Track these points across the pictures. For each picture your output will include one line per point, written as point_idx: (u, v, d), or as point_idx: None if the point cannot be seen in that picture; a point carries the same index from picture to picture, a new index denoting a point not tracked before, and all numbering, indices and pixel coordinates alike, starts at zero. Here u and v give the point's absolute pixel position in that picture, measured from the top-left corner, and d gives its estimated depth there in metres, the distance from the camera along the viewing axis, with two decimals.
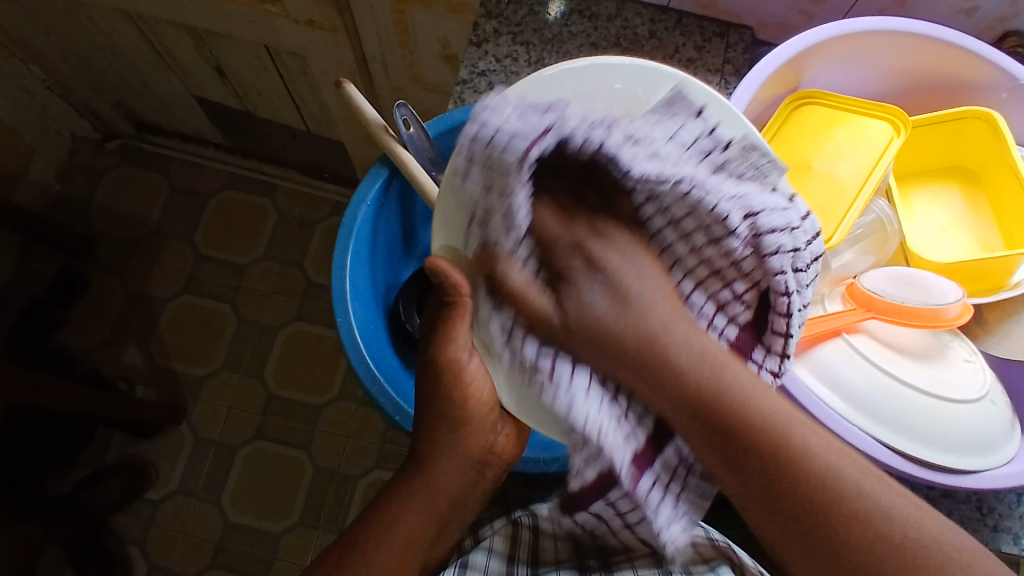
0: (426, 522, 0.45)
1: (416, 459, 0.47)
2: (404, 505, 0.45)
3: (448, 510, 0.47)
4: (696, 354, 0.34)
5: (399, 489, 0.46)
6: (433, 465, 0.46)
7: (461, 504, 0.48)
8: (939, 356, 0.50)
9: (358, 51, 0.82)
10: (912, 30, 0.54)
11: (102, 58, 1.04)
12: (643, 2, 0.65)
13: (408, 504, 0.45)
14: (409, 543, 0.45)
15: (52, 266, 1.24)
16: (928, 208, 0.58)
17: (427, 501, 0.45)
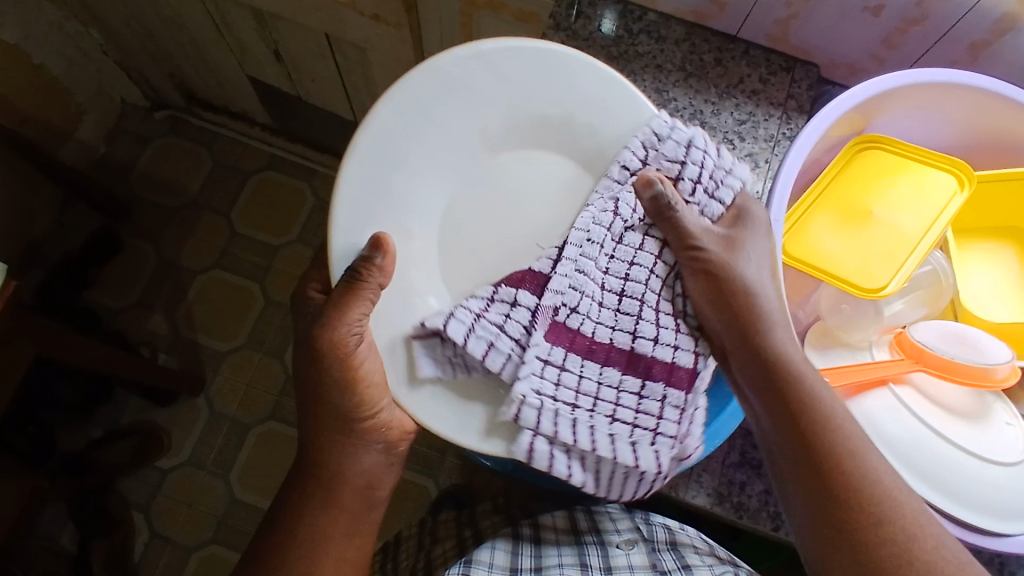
0: (326, 512, 0.50)
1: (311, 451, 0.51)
2: (307, 502, 0.50)
3: (353, 499, 0.51)
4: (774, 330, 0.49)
5: (301, 478, 0.51)
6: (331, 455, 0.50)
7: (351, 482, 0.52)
8: (980, 417, 0.49)
9: (419, 47, 0.83)
10: (987, 86, 0.53)
11: (164, 29, 1.05)
12: (712, 28, 0.65)
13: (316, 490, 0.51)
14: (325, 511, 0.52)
15: (89, 224, 1.26)
16: (982, 265, 0.57)
17: (319, 491, 0.50)
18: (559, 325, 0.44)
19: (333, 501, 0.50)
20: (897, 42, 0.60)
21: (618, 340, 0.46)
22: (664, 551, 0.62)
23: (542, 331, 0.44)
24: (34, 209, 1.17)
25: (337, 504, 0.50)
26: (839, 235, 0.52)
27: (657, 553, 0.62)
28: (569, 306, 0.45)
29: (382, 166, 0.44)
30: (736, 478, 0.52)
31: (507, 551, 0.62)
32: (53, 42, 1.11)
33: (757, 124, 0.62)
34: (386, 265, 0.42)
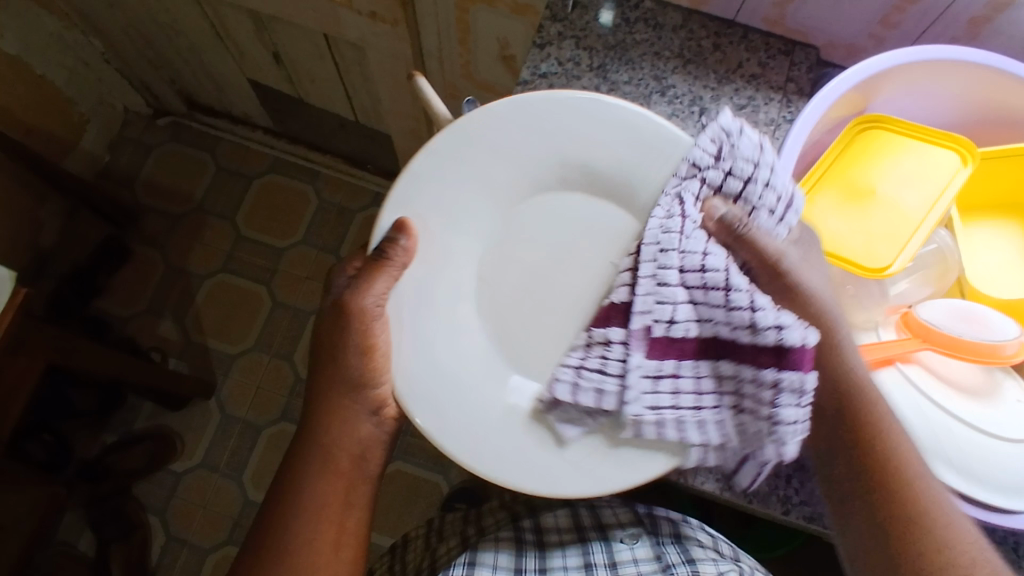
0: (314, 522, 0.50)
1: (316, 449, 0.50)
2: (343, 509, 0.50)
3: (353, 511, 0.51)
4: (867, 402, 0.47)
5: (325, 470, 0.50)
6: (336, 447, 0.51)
7: (375, 452, 0.52)
8: (990, 394, 0.49)
9: (416, 44, 0.83)
10: (989, 63, 0.52)
11: (163, 36, 1.06)
12: (708, 14, 0.64)
13: (337, 477, 0.50)
14: (321, 500, 0.50)
15: (96, 233, 1.27)
16: (989, 242, 0.56)
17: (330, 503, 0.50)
18: (656, 338, 0.42)
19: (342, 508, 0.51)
20: (896, 20, 0.59)
21: (709, 332, 0.42)
22: (668, 541, 0.62)
23: (640, 352, 0.41)
24: (41, 218, 1.19)
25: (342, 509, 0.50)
26: (841, 216, 0.52)
27: (660, 543, 0.62)
28: (664, 322, 0.42)
29: (418, 302, 0.45)
30: (783, 472, 0.51)
31: (512, 553, 0.61)
32: (54, 54, 1.12)
33: (757, 108, 0.62)
34: (410, 247, 0.44)
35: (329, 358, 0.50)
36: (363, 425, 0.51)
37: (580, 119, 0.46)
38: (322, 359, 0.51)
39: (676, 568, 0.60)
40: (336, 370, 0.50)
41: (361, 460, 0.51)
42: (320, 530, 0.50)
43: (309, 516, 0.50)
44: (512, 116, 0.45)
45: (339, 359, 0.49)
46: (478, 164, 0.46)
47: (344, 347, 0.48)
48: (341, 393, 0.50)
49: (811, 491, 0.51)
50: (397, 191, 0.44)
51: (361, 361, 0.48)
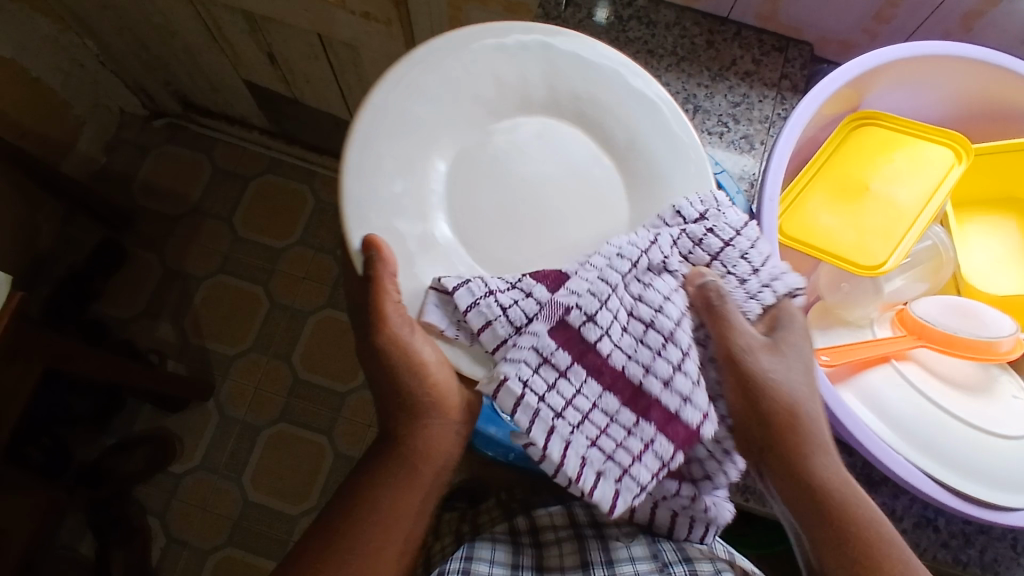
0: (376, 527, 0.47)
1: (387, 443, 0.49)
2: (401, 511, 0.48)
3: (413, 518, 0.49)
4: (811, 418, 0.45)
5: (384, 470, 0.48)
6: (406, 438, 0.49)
7: (446, 469, 0.50)
8: (986, 390, 0.49)
9: (410, 44, 0.82)
10: (983, 58, 0.52)
11: (157, 38, 1.06)
12: (701, 10, 0.64)
13: (405, 484, 0.48)
14: (393, 510, 0.47)
15: (93, 236, 1.27)
16: (983, 238, 0.56)
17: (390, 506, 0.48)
18: (569, 327, 0.41)
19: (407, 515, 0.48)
20: (889, 15, 0.59)
21: (626, 369, 0.41)
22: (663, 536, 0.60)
23: (544, 324, 0.41)
24: (38, 222, 1.18)
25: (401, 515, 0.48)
26: (835, 212, 0.52)
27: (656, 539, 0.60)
28: (586, 313, 0.41)
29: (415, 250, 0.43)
30: None
31: (509, 551, 0.62)
32: (49, 56, 1.11)
33: (750, 105, 0.62)
34: (387, 259, 0.41)
35: (388, 380, 0.48)
36: (438, 433, 0.49)
37: (496, 54, 0.47)
38: (387, 389, 0.49)
39: (674, 568, 0.57)
40: (401, 393, 0.48)
41: (440, 475, 0.49)
42: (390, 541, 0.47)
43: (385, 523, 0.47)
44: (423, 64, 0.45)
45: (401, 382, 0.47)
46: (417, 111, 0.44)
47: (398, 369, 0.46)
48: (413, 413, 0.48)
49: None
50: (352, 159, 0.42)
51: (419, 378, 0.47)
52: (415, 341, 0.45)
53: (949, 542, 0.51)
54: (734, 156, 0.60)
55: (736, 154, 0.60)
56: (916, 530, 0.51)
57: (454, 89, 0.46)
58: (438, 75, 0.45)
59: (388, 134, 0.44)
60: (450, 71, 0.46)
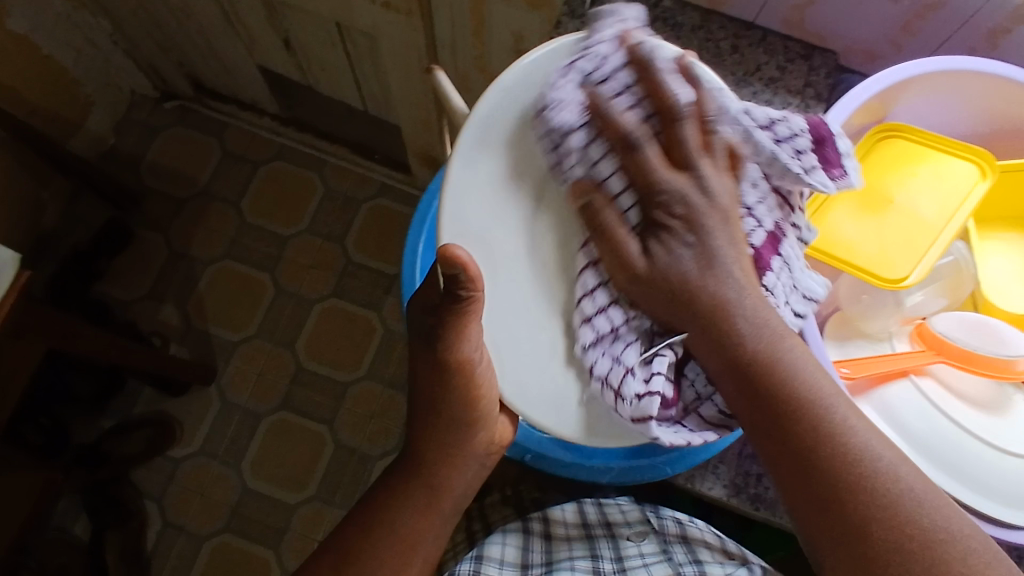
0: (392, 550, 0.47)
1: (415, 461, 0.49)
2: (421, 536, 0.48)
3: (429, 546, 0.49)
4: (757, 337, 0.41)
5: (401, 488, 0.49)
6: (431, 464, 0.49)
7: (466, 496, 0.50)
8: (1003, 407, 0.48)
9: (430, 36, 0.82)
10: (1014, 75, 0.52)
11: (172, 19, 1.05)
12: (727, 15, 0.64)
13: (427, 513, 0.48)
14: (410, 539, 0.48)
15: (100, 216, 1.26)
16: (1003, 254, 0.56)
17: (406, 533, 0.48)
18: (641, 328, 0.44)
19: (425, 541, 0.49)
20: (917, 28, 0.59)
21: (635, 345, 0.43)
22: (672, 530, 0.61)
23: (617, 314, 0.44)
24: (44, 200, 1.18)
25: (421, 542, 0.48)
26: (859, 224, 0.52)
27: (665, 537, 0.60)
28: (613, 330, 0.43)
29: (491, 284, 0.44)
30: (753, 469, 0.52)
31: (519, 546, 0.62)
32: (62, 33, 1.11)
33: (774, 112, 0.61)
34: (470, 277, 0.39)
35: (429, 405, 0.48)
36: (471, 467, 0.49)
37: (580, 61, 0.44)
38: (423, 412, 0.49)
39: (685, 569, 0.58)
40: (439, 421, 0.48)
41: (460, 502, 0.50)
42: (407, 568, 0.48)
43: (397, 552, 0.48)
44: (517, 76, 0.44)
45: (443, 411, 0.48)
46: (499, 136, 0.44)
47: (450, 401, 0.47)
48: (445, 440, 0.48)
49: None
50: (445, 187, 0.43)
51: (466, 411, 0.47)
52: (478, 374, 0.45)
53: None
54: None
55: None
56: None
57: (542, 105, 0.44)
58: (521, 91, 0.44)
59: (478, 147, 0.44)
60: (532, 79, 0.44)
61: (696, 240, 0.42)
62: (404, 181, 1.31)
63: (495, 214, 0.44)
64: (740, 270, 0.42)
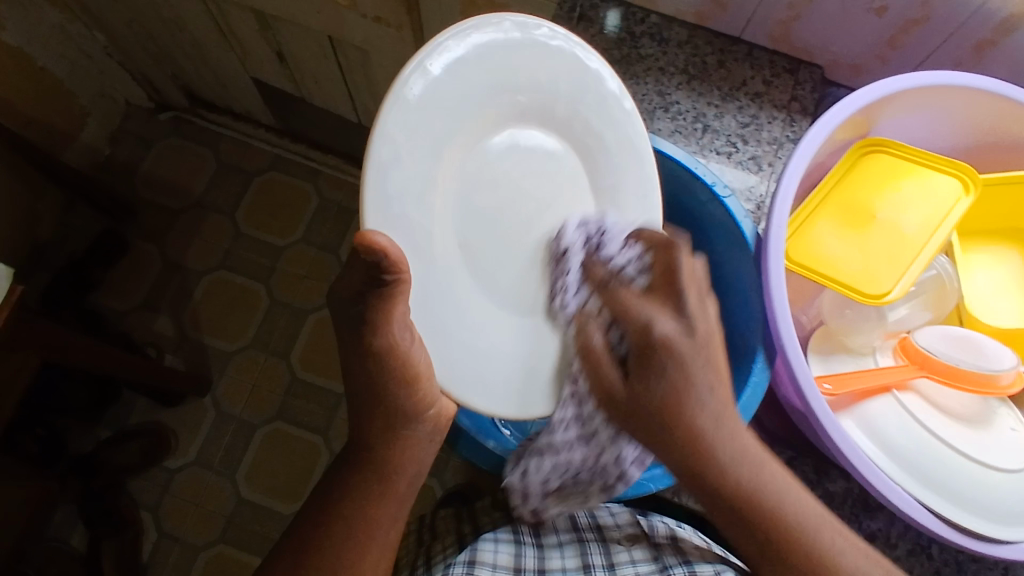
0: (352, 539, 0.47)
1: (366, 444, 0.49)
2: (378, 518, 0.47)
3: (389, 531, 0.48)
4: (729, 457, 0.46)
5: (356, 473, 0.48)
6: (384, 448, 0.48)
7: (415, 476, 0.50)
8: (985, 422, 0.49)
9: (420, 50, 0.82)
10: (995, 90, 0.52)
11: (166, 32, 1.06)
12: (713, 30, 0.64)
13: (383, 497, 0.48)
14: (370, 521, 0.47)
15: (96, 226, 1.26)
16: (987, 268, 0.56)
17: (364, 519, 0.47)
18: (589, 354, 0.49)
19: (383, 528, 0.48)
20: (901, 42, 0.59)
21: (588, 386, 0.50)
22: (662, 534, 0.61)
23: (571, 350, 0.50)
24: (39, 211, 1.18)
25: (379, 526, 0.47)
26: (842, 239, 0.52)
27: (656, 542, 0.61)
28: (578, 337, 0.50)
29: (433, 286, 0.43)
30: None
31: (511, 552, 0.60)
32: (56, 45, 1.11)
33: (760, 126, 0.62)
34: (396, 260, 0.37)
35: (378, 390, 0.47)
36: (422, 447, 0.50)
37: (526, 52, 0.46)
38: (362, 402, 0.48)
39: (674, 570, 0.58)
40: (382, 406, 0.48)
41: (412, 483, 0.50)
42: (368, 553, 0.47)
43: (357, 539, 0.47)
44: (473, 55, 0.43)
45: (387, 396, 0.47)
46: (445, 114, 0.42)
47: (386, 385, 0.46)
48: (388, 420, 0.48)
49: None
50: (375, 158, 0.38)
51: (405, 391, 0.47)
52: (413, 351, 0.45)
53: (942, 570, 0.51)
54: (741, 176, 0.61)
55: (743, 174, 0.61)
56: (908, 558, 0.51)
57: (484, 87, 0.44)
58: (475, 70, 0.43)
59: (420, 119, 0.40)
60: (487, 63, 0.44)
61: (679, 359, 0.46)
62: None
63: (429, 192, 0.42)
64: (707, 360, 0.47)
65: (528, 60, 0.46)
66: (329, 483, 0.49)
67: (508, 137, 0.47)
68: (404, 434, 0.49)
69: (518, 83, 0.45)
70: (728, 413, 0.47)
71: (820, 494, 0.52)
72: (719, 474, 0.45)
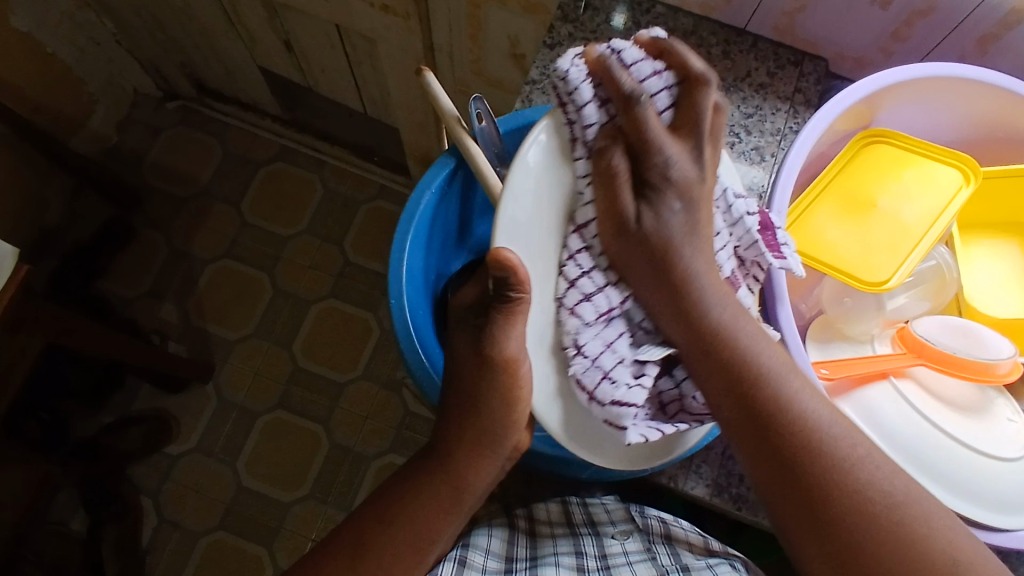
0: (401, 550, 0.46)
1: (443, 452, 0.48)
2: (434, 525, 0.46)
3: (441, 543, 0.47)
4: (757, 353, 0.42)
5: (420, 475, 0.47)
6: (456, 461, 0.47)
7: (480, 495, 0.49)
8: (981, 411, 0.49)
9: (427, 39, 0.83)
10: (997, 82, 0.52)
11: (175, 19, 1.06)
12: (719, 21, 0.65)
13: (445, 509, 0.47)
14: (427, 535, 0.46)
15: (103, 213, 1.27)
16: (987, 260, 0.56)
17: (413, 530, 0.46)
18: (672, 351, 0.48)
19: (434, 543, 0.47)
20: (905, 35, 0.59)
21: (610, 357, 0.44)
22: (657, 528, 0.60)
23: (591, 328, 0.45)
24: (46, 196, 1.19)
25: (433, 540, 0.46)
26: (842, 228, 0.52)
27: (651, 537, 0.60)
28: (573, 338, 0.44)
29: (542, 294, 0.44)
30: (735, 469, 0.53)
31: (505, 540, 0.61)
32: (66, 31, 1.13)
33: (763, 117, 0.62)
34: (521, 276, 0.40)
35: (470, 402, 0.47)
36: (490, 469, 0.48)
37: None
38: (456, 407, 0.48)
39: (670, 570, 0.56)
40: (475, 420, 0.47)
41: (476, 500, 0.48)
42: (419, 563, 0.46)
43: (401, 549, 0.46)
44: None
45: (483, 407, 0.46)
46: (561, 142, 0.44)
47: (488, 398, 0.45)
48: (477, 439, 0.47)
49: None
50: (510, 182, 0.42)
51: (505, 414, 0.46)
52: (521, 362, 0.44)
53: None
54: (744, 167, 0.61)
55: (746, 166, 0.61)
56: None
57: None
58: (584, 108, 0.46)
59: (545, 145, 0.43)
60: None
61: (682, 263, 0.45)
62: (404, 184, 1.32)
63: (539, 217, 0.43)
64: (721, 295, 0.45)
65: None
66: (391, 487, 0.48)
67: None
68: (479, 454, 0.47)
69: None
70: (746, 317, 0.44)
71: None
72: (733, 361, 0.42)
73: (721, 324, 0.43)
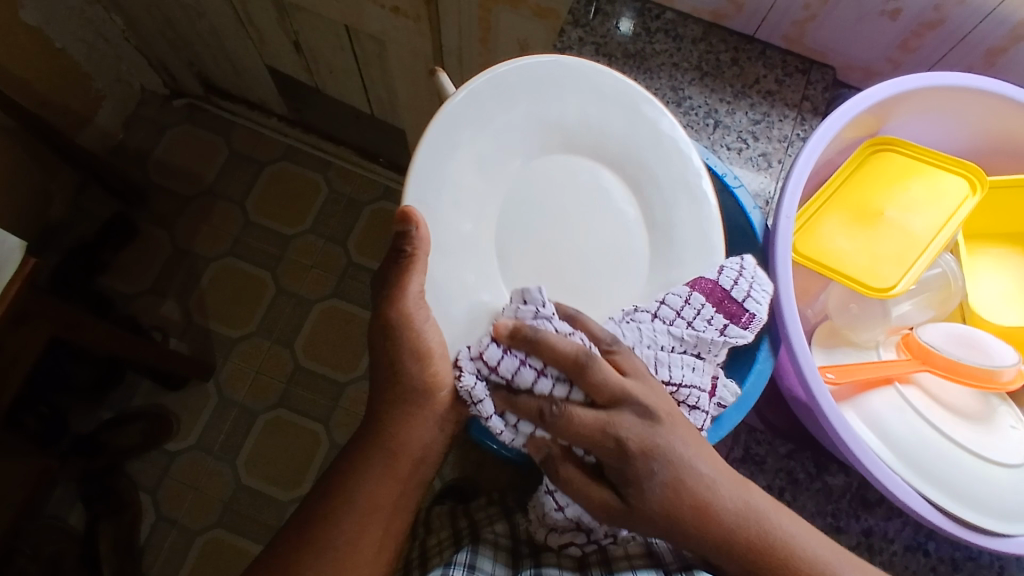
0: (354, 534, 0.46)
1: (376, 420, 0.47)
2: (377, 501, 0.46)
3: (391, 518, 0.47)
4: (737, 509, 0.41)
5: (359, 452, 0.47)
6: (392, 425, 0.46)
7: (425, 455, 0.48)
8: (984, 418, 0.49)
9: (436, 42, 0.83)
10: (1005, 93, 0.53)
11: (184, 17, 1.07)
12: (728, 29, 0.65)
13: (387, 479, 0.46)
14: (369, 508, 0.46)
15: (106, 209, 1.27)
16: (992, 271, 0.56)
17: (362, 513, 0.46)
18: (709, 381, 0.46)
19: (384, 524, 0.47)
20: (913, 47, 0.60)
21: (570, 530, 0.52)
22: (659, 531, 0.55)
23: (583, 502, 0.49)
24: (51, 191, 1.20)
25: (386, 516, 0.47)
26: (850, 235, 0.53)
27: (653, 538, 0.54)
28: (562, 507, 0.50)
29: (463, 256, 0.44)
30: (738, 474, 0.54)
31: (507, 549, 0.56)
32: (76, 28, 1.13)
33: (770, 124, 0.62)
34: (422, 236, 0.41)
35: (388, 371, 0.46)
36: (426, 430, 0.47)
37: (583, 92, 0.49)
38: (382, 373, 0.47)
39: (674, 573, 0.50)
40: (397, 381, 0.46)
41: (419, 464, 0.48)
42: (366, 534, 0.46)
43: (352, 529, 0.46)
44: (538, 88, 0.47)
45: (399, 368, 0.45)
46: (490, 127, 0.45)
47: (400, 358, 0.44)
48: (403, 401, 0.46)
49: (803, 505, 0.53)
50: (425, 161, 0.43)
51: (418, 366, 0.44)
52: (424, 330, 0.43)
53: (939, 568, 0.51)
54: (751, 174, 0.61)
55: (752, 172, 0.61)
56: (906, 553, 0.51)
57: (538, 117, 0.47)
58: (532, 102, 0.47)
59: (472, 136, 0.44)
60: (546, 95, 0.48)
61: (658, 448, 0.40)
62: None
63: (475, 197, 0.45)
64: (684, 442, 0.41)
65: (574, 90, 0.49)
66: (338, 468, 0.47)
67: (567, 168, 0.49)
68: (411, 420, 0.46)
69: (572, 122, 0.48)
70: (722, 465, 0.42)
71: (819, 488, 0.53)
72: (700, 520, 0.40)
73: (704, 493, 0.41)
